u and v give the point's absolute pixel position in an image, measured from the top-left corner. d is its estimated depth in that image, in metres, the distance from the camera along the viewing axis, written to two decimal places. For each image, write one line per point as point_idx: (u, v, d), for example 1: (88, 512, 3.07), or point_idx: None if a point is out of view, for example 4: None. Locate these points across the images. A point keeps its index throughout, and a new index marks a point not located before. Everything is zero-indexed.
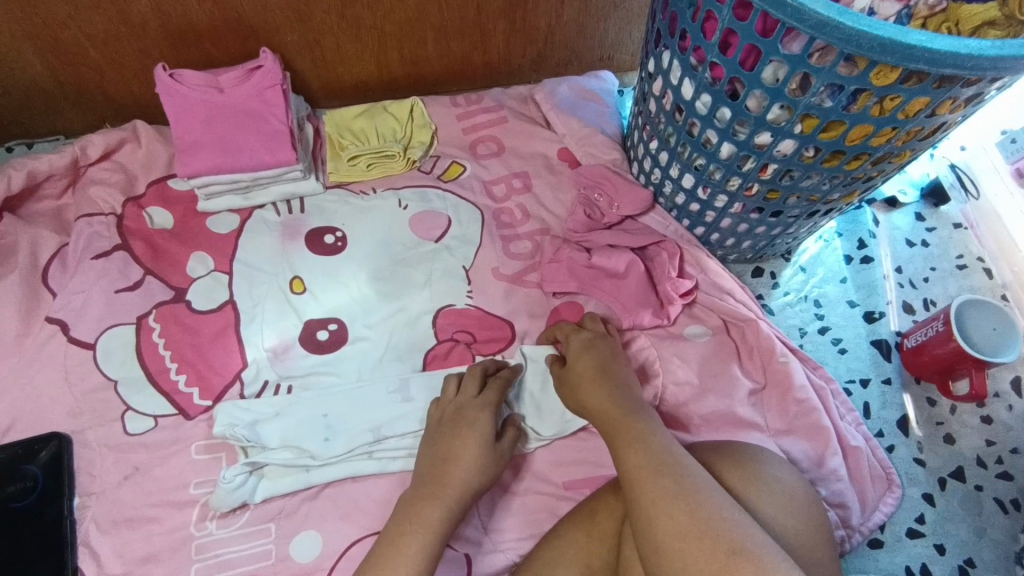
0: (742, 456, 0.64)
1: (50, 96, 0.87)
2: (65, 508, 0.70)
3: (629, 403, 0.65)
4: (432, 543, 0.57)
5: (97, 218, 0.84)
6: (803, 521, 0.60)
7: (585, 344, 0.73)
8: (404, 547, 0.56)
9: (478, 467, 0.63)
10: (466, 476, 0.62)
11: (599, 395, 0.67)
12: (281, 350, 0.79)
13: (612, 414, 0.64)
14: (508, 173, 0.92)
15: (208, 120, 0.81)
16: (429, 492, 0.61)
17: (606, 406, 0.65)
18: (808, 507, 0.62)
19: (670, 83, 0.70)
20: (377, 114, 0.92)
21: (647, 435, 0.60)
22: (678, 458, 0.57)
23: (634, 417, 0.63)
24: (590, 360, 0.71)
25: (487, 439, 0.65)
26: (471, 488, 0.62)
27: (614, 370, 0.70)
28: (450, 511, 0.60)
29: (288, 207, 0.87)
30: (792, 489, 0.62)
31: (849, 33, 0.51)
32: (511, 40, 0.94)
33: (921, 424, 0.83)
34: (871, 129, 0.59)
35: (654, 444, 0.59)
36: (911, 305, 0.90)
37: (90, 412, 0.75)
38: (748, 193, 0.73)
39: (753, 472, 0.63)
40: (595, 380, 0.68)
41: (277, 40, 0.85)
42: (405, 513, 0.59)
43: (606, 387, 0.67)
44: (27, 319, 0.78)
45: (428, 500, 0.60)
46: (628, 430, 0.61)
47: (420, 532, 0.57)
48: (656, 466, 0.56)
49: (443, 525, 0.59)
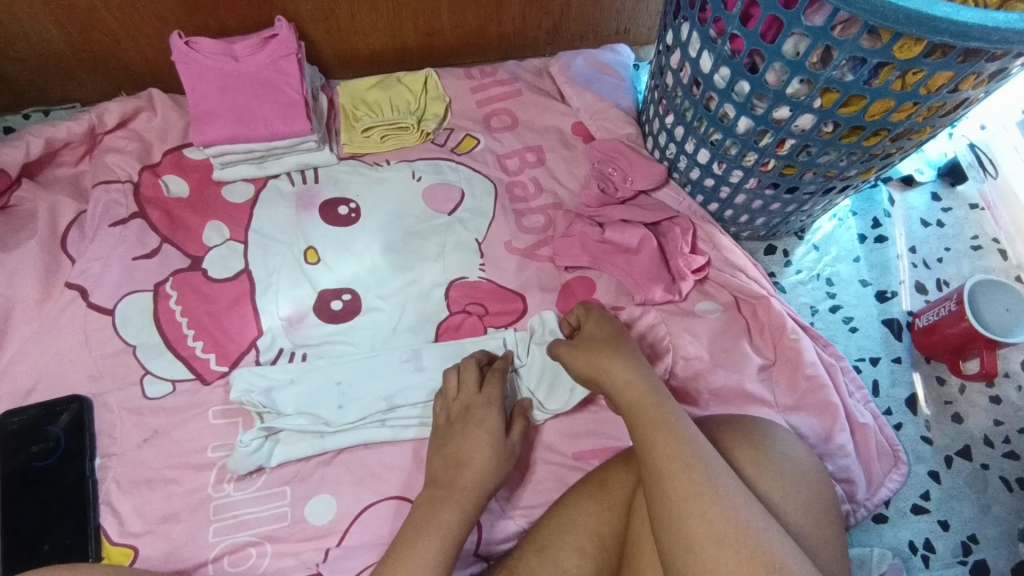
0: (755, 433, 0.64)
1: (67, 63, 0.88)
2: (87, 468, 0.72)
3: (649, 381, 0.62)
4: (451, 540, 0.59)
5: (114, 186, 0.84)
6: (814, 502, 0.61)
7: (599, 320, 0.72)
8: (423, 544, 0.58)
9: (492, 467, 0.65)
10: (483, 479, 0.64)
11: (625, 371, 0.63)
12: (295, 319, 0.81)
13: (631, 395, 0.62)
14: (522, 147, 0.91)
15: (224, 89, 0.81)
16: (444, 493, 0.62)
17: (621, 384, 0.63)
18: (819, 486, 0.63)
19: (688, 56, 0.69)
20: (391, 85, 0.92)
21: (675, 421, 0.58)
22: (704, 450, 0.56)
23: (654, 399, 0.60)
24: (607, 338, 0.68)
25: (496, 441, 0.67)
26: (484, 488, 0.63)
27: (620, 346, 0.67)
28: (467, 507, 0.61)
29: (302, 177, 0.88)
30: (803, 469, 0.63)
31: (874, 5, 0.50)
32: (527, 11, 0.93)
33: (930, 402, 0.83)
34: (892, 104, 0.59)
35: (683, 433, 0.57)
36: (924, 286, 0.90)
37: (110, 376, 0.77)
38: (765, 169, 0.73)
39: (766, 452, 0.63)
40: (608, 357, 0.65)
41: (292, 8, 0.85)
42: (425, 509, 0.61)
43: (623, 364, 0.64)
44: (47, 284, 0.79)
45: (445, 503, 0.61)
46: (650, 416, 0.59)
47: (436, 535, 0.59)
48: (683, 458, 0.55)
49: (459, 526, 0.60)
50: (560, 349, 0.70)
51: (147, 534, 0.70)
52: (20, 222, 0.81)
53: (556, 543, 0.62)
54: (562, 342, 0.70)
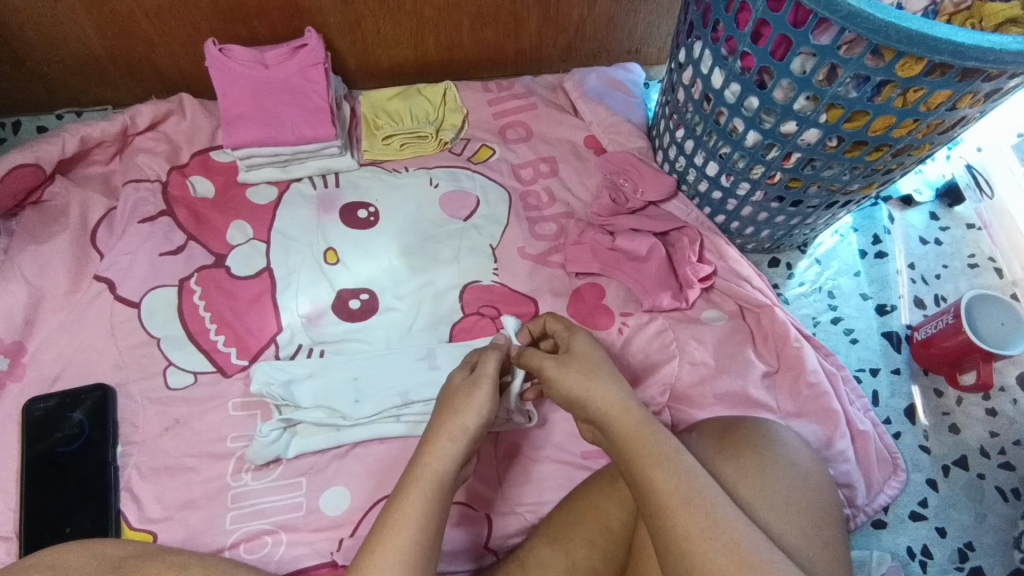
0: (749, 451, 0.64)
1: (102, 66, 0.91)
2: (109, 455, 0.74)
3: (640, 406, 0.59)
4: (436, 494, 0.53)
5: (144, 184, 0.88)
6: (812, 524, 0.60)
7: (585, 343, 0.66)
8: (403, 512, 0.51)
9: (467, 407, 0.59)
10: (462, 417, 0.58)
11: (616, 393, 0.60)
12: (314, 317, 0.83)
13: (624, 422, 0.58)
14: (536, 158, 0.95)
15: (254, 94, 0.85)
16: (421, 453, 0.56)
17: (608, 408, 0.59)
18: (814, 502, 0.62)
19: (700, 72, 0.73)
20: (412, 96, 0.96)
21: (673, 453, 0.55)
22: (705, 482, 0.53)
23: (649, 427, 0.57)
24: (595, 354, 0.64)
25: (467, 381, 0.62)
26: (453, 432, 0.57)
27: (598, 369, 0.62)
28: (448, 454, 0.56)
29: (324, 181, 0.91)
30: (797, 488, 0.62)
31: (878, 24, 0.54)
32: (544, 30, 0.97)
33: (928, 413, 0.86)
34: (894, 120, 0.62)
35: (682, 465, 0.54)
36: (922, 300, 0.93)
37: (133, 366, 0.79)
38: (771, 181, 0.76)
39: (761, 472, 0.62)
40: (595, 375, 0.61)
41: (321, 20, 0.89)
42: (403, 476, 0.54)
43: (613, 385, 0.60)
44: (76, 276, 0.82)
45: (426, 453, 0.56)
46: (646, 446, 0.56)
47: (419, 498, 0.52)
48: (682, 494, 0.52)
49: (443, 475, 0.54)
50: (544, 363, 0.64)
51: (166, 520, 0.71)
52: (53, 216, 0.84)
53: (566, 535, 0.64)
54: (545, 355, 0.65)
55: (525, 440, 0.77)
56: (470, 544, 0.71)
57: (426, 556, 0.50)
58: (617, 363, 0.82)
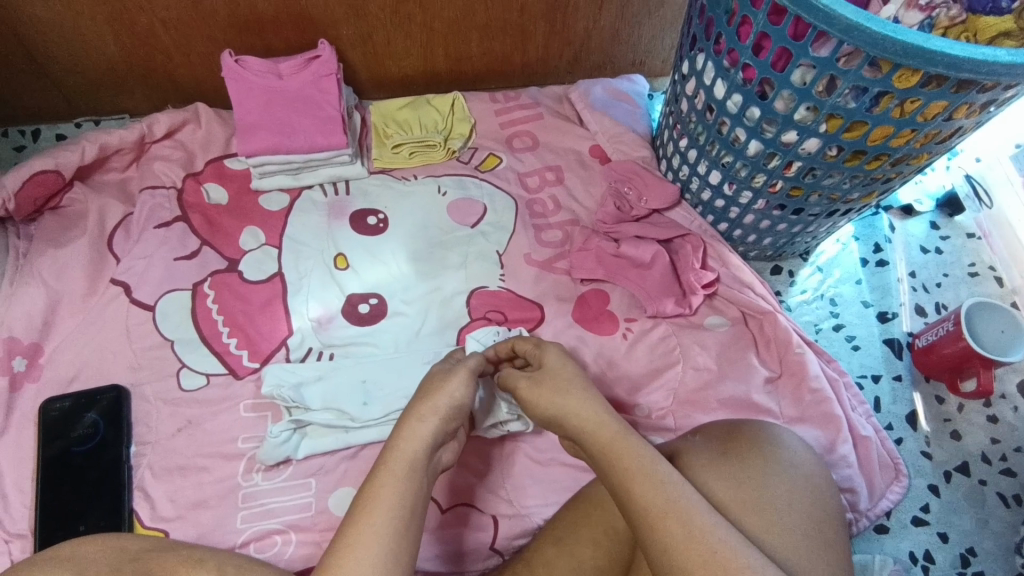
0: (741, 458, 0.64)
1: (121, 77, 0.94)
2: (123, 454, 0.76)
3: (614, 418, 0.60)
4: (410, 472, 0.53)
5: (160, 191, 0.90)
6: (809, 529, 0.61)
7: (556, 354, 0.66)
8: (378, 492, 0.51)
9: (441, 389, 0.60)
10: (434, 399, 0.59)
11: (588, 406, 0.60)
12: (324, 321, 0.85)
13: (599, 436, 0.58)
14: (542, 167, 0.97)
15: (268, 104, 0.87)
16: (395, 436, 0.56)
17: (584, 424, 0.60)
18: (809, 508, 0.62)
19: (703, 83, 0.75)
20: (421, 106, 0.98)
21: (649, 464, 0.55)
22: (684, 492, 0.53)
23: (625, 440, 0.57)
24: (567, 370, 0.64)
25: (442, 369, 0.63)
26: (429, 411, 0.58)
27: (569, 385, 0.62)
28: (421, 435, 0.56)
29: (334, 189, 0.93)
30: (790, 495, 0.62)
31: (875, 38, 0.55)
32: (550, 42, 1.00)
33: (929, 419, 0.87)
34: (892, 130, 0.64)
35: (658, 477, 0.54)
36: (923, 308, 0.94)
37: (148, 368, 0.81)
38: (773, 190, 0.78)
39: (752, 479, 0.62)
40: (568, 391, 0.62)
41: (333, 32, 0.91)
42: (378, 458, 0.55)
43: (584, 398, 0.61)
44: (93, 280, 0.84)
45: (400, 434, 0.56)
46: (622, 459, 0.56)
47: (394, 477, 0.52)
48: (662, 507, 0.52)
49: (419, 454, 0.55)
50: (518, 385, 0.65)
51: (178, 519, 0.73)
52: (71, 221, 0.86)
53: (570, 536, 0.65)
54: (519, 375, 0.65)
55: (531, 443, 0.78)
56: (476, 545, 0.73)
57: (399, 533, 0.50)
58: (622, 368, 0.83)
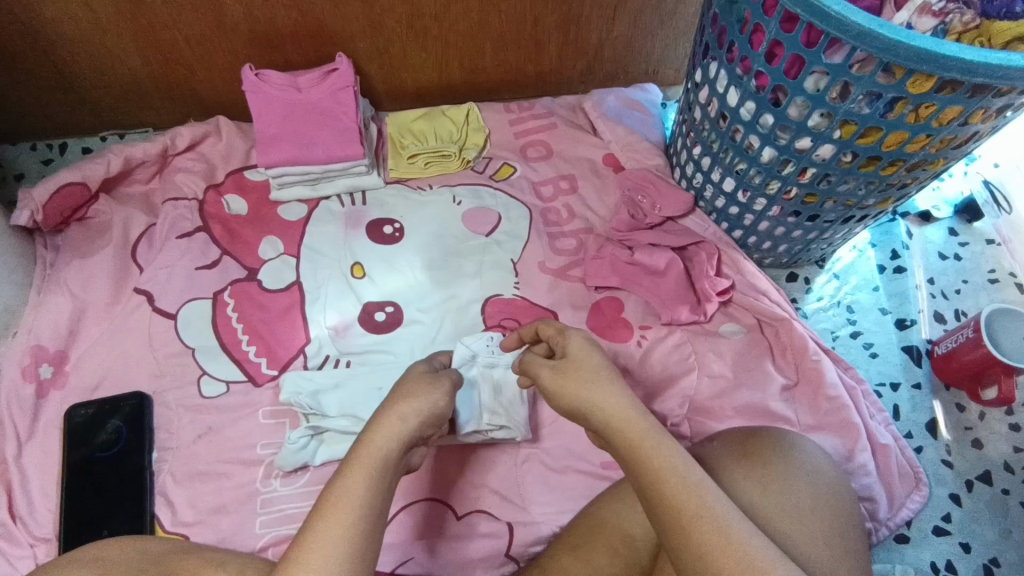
0: (760, 463, 0.64)
1: (145, 91, 0.97)
2: (145, 460, 0.77)
3: (645, 416, 0.56)
4: (377, 474, 0.50)
5: (182, 202, 0.92)
6: (832, 534, 0.60)
7: (579, 344, 0.63)
8: (347, 490, 0.48)
9: (424, 394, 0.58)
10: (417, 401, 0.56)
11: (618, 402, 0.57)
12: (341, 328, 0.86)
13: (629, 434, 0.55)
14: (556, 176, 0.98)
15: (287, 116, 0.89)
16: (366, 433, 0.53)
17: (610, 414, 0.56)
18: (826, 517, 0.62)
19: (716, 91, 0.75)
20: (436, 117, 0.99)
21: (681, 466, 0.53)
22: (716, 496, 0.52)
23: (657, 440, 0.54)
24: (596, 360, 0.61)
25: (426, 373, 0.63)
26: (410, 412, 0.55)
27: (593, 376, 0.59)
28: (397, 434, 0.53)
29: (351, 199, 0.95)
30: (812, 498, 0.62)
31: (888, 43, 0.56)
32: (563, 53, 1.01)
33: (950, 428, 0.85)
34: (906, 135, 0.64)
35: (691, 479, 0.52)
36: (942, 315, 0.93)
37: (170, 375, 0.82)
38: (787, 197, 0.77)
39: (773, 488, 0.62)
40: (600, 385, 0.58)
41: (351, 46, 0.93)
42: (347, 455, 0.51)
43: (617, 394, 0.57)
44: (118, 289, 0.86)
45: (376, 429, 0.53)
46: (654, 459, 0.53)
47: (360, 476, 0.49)
48: (695, 510, 0.50)
49: (393, 451, 0.52)
50: (542, 374, 0.62)
51: (198, 524, 0.74)
52: (97, 232, 0.89)
53: (590, 541, 0.65)
54: (543, 363, 0.63)
55: (546, 450, 0.79)
56: (491, 553, 0.73)
57: (361, 539, 0.46)
58: (636, 375, 0.83)
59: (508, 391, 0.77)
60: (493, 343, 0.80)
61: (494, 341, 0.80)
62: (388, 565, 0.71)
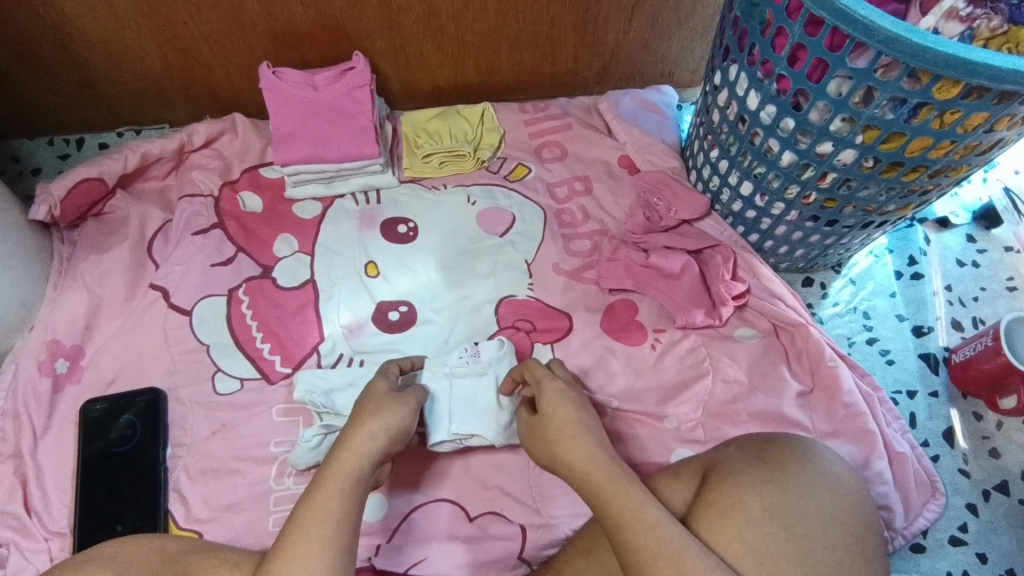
0: (779, 467, 0.64)
1: (162, 88, 0.97)
2: (160, 456, 0.77)
3: (610, 469, 0.60)
4: (346, 489, 0.55)
5: (197, 199, 0.92)
6: (851, 539, 0.61)
7: (554, 396, 0.65)
8: (314, 513, 0.53)
9: (386, 410, 0.62)
10: (380, 420, 0.60)
11: (582, 459, 0.61)
12: (354, 328, 0.86)
13: (595, 482, 0.59)
14: (570, 177, 0.97)
15: (303, 114, 0.89)
16: (336, 451, 0.58)
17: (576, 470, 0.61)
18: (842, 526, 0.61)
19: (736, 94, 0.74)
20: (451, 116, 0.99)
21: (636, 510, 0.56)
22: (675, 534, 0.55)
23: (618, 487, 0.58)
24: (573, 414, 0.64)
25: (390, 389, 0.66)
26: (376, 432, 0.59)
27: (557, 438, 0.62)
28: (365, 451, 0.58)
29: (365, 197, 0.95)
30: (834, 503, 0.62)
31: (915, 49, 0.55)
32: (579, 54, 1.00)
33: (967, 436, 0.85)
34: (931, 141, 0.63)
35: (646, 522, 0.55)
36: (960, 323, 0.92)
37: (184, 372, 0.83)
38: (806, 202, 0.77)
39: (786, 492, 0.62)
40: (576, 440, 0.62)
41: (368, 45, 0.93)
42: (319, 470, 0.57)
43: (587, 448, 0.61)
44: (134, 285, 0.86)
45: (340, 454, 0.57)
46: (615, 505, 0.57)
47: (331, 492, 0.54)
48: (654, 550, 0.54)
49: (356, 472, 0.56)
50: (522, 426, 0.68)
51: (212, 521, 0.74)
52: (114, 227, 0.89)
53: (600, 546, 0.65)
54: (524, 416, 0.68)
55: None
56: (504, 555, 0.72)
57: (336, 552, 0.52)
58: (650, 379, 0.83)
59: (479, 401, 0.75)
60: (467, 354, 0.78)
61: (468, 352, 0.78)
62: (400, 566, 0.72)
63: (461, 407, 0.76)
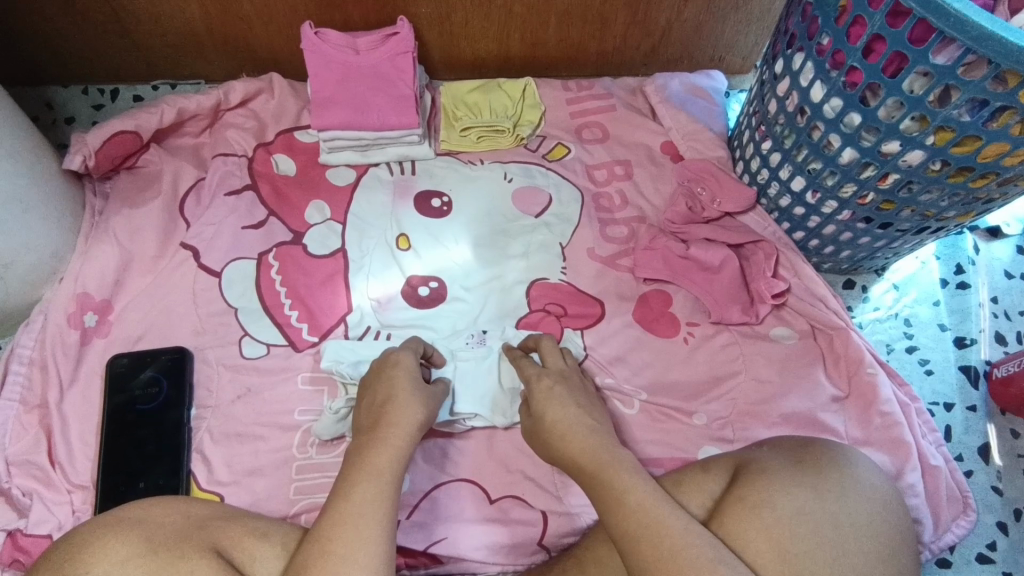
0: (816, 472, 0.62)
1: (200, 42, 0.95)
2: (184, 416, 0.77)
3: (606, 450, 0.59)
4: (396, 478, 0.55)
5: (232, 158, 0.91)
6: (885, 551, 0.59)
7: (545, 393, 0.66)
8: (358, 500, 0.52)
9: (415, 402, 0.61)
10: (411, 411, 0.60)
11: (577, 448, 0.60)
12: (384, 301, 0.84)
13: (585, 469, 0.59)
14: (611, 160, 0.94)
15: (344, 78, 0.86)
16: (379, 434, 0.57)
17: (575, 459, 0.60)
18: (879, 537, 0.60)
19: (799, 84, 0.71)
20: (492, 90, 0.95)
21: (625, 491, 0.55)
22: (666, 509, 0.54)
23: (607, 471, 0.57)
24: (562, 411, 0.64)
25: (414, 374, 0.65)
26: (411, 423, 0.59)
27: (551, 433, 0.63)
28: (407, 439, 0.58)
29: (400, 167, 0.92)
30: (871, 514, 0.61)
31: (1009, 49, 0.52)
32: (629, 32, 0.97)
33: (1001, 454, 0.83)
34: (1007, 148, 0.60)
35: (630, 504, 0.54)
36: (1004, 337, 0.89)
37: (211, 333, 0.82)
38: (861, 202, 0.74)
39: (820, 499, 0.60)
40: (568, 435, 0.62)
41: (413, 10, 0.90)
42: (359, 458, 0.55)
43: (580, 440, 0.61)
44: (164, 242, 0.85)
45: (376, 444, 0.56)
46: (606, 488, 0.56)
47: (381, 479, 0.54)
48: (639, 531, 0.53)
49: (397, 461, 0.56)
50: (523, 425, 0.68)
51: (234, 484, 0.74)
52: (147, 182, 0.88)
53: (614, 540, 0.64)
54: (524, 415, 0.68)
55: None
56: (525, 539, 0.72)
57: (389, 540, 0.51)
58: (681, 373, 0.81)
59: (485, 381, 0.77)
60: (472, 339, 0.80)
61: (474, 337, 0.80)
62: (421, 543, 0.71)
63: (465, 387, 0.76)
